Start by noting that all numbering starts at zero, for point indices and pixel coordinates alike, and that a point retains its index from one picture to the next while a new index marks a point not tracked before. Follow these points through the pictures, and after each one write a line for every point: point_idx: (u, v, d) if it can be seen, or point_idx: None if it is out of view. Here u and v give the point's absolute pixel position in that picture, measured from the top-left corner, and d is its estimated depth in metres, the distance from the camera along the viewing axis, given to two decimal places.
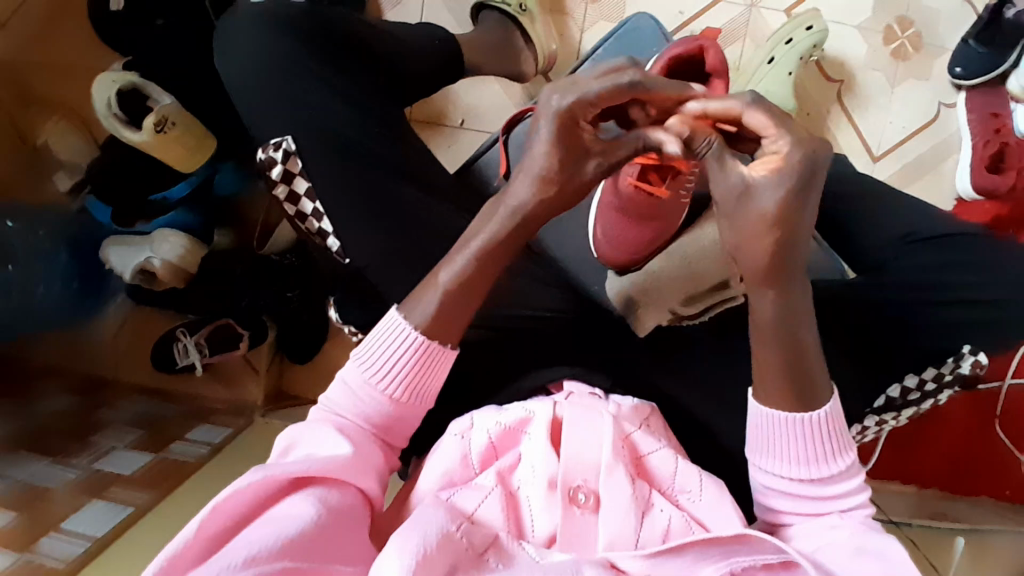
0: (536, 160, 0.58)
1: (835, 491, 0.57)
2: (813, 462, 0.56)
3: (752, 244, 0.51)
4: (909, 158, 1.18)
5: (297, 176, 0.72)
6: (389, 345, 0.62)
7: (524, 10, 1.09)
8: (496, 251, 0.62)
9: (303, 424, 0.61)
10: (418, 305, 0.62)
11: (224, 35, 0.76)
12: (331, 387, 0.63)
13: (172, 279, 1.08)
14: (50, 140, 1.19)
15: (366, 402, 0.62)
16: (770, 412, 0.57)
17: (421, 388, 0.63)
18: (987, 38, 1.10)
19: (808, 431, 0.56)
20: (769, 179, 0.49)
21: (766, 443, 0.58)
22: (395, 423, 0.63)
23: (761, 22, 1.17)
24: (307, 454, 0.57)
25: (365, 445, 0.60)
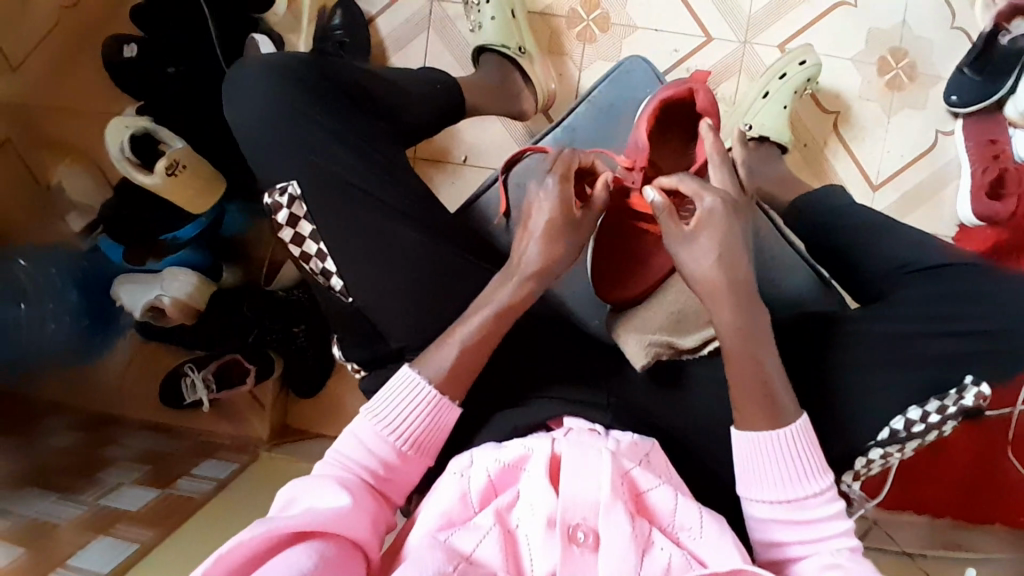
0: (538, 222, 0.69)
1: (821, 516, 0.63)
2: (796, 487, 0.63)
3: (708, 278, 0.64)
4: (908, 187, 1.19)
5: (301, 219, 0.74)
6: (401, 401, 0.66)
7: (523, 52, 1.12)
8: (509, 313, 0.68)
9: (306, 478, 0.62)
10: (432, 359, 0.67)
11: (234, 83, 0.79)
12: (339, 439, 0.66)
13: (183, 315, 1.09)
14: (62, 182, 1.22)
15: (373, 456, 0.64)
16: (748, 435, 0.64)
17: (426, 442, 0.66)
18: (980, 66, 1.12)
19: (784, 453, 0.63)
20: (708, 227, 0.65)
21: (753, 471, 0.64)
22: (397, 476, 0.65)
23: (755, 58, 1.20)
24: (308, 507, 0.58)
25: (365, 498, 0.61)
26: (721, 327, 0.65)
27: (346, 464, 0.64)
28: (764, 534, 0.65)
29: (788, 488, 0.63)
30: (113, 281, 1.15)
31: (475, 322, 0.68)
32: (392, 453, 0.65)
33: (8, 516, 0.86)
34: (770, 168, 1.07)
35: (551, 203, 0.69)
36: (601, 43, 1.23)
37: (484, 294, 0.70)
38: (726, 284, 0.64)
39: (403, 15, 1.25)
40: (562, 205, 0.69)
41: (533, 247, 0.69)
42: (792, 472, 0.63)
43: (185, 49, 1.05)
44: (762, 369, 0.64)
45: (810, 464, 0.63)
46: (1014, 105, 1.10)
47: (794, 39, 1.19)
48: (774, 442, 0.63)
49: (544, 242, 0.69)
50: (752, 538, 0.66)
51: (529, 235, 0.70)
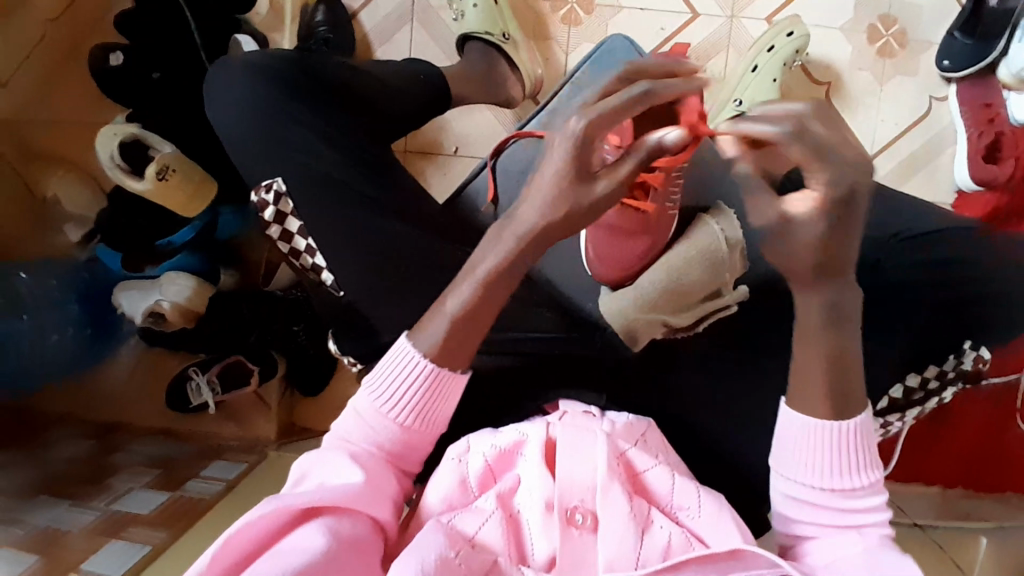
0: (547, 181, 0.58)
1: (856, 506, 0.58)
2: (838, 474, 0.58)
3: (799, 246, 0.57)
4: (904, 156, 1.18)
5: (289, 215, 0.74)
6: (399, 374, 0.63)
7: (507, 38, 1.11)
8: (491, 287, 0.62)
9: (315, 453, 0.62)
10: (428, 331, 0.64)
11: (217, 83, 0.79)
12: (343, 417, 0.65)
13: (181, 319, 1.09)
14: (56, 193, 1.22)
15: (376, 431, 0.63)
16: (808, 419, 0.58)
17: (429, 415, 0.63)
18: (971, 29, 1.11)
19: (840, 440, 0.57)
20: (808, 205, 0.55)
21: (792, 451, 0.59)
22: (404, 450, 0.64)
23: (742, 32, 1.19)
24: (319, 482, 0.59)
25: (376, 471, 0.61)
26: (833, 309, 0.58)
27: (349, 439, 0.63)
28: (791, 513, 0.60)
29: (827, 475, 0.58)
30: (112, 289, 1.15)
31: (459, 296, 0.62)
32: (394, 428, 0.63)
33: (23, 525, 0.87)
34: None
35: (566, 157, 0.57)
36: (587, 25, 1.22)
37: (474, 258, 0.64)
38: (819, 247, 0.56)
39: (386, 8, 1.24)
40: (578, 162, 0.57)
41: (535, 207, 0.59)
42: (841, 460, 0.58)
43: (168, 54, 1.05)
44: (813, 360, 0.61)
45: (861, 456, 0.58)
46: (1007, 68, 1.08)
47: (781, 11, 1.18)
48: (834, 429, 0.57)
49: (546, 200, 0.58)
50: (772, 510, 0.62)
51: (534, 192, 0.60)
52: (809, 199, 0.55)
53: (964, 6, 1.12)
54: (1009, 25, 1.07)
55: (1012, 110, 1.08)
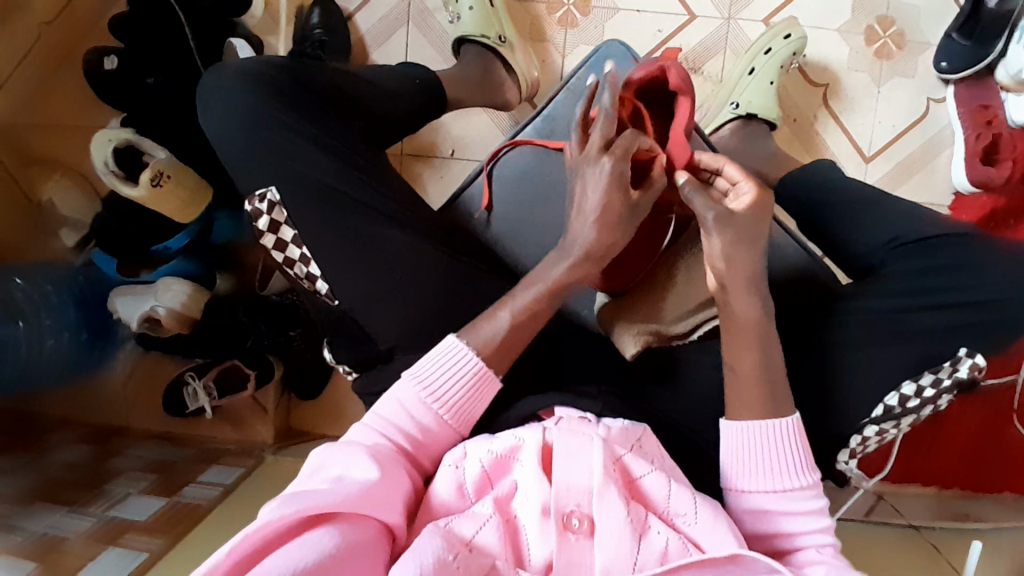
0: (594, 198, 0.68)
1: (805, 510, 0.63)
2: (786, 479, 0.63)
3: (738, 256, 0.66)
4: (902, 157, 1.19)
5: (282, 224, 0.74)
6: (443, 367, 0.65)
7: (503, 41, 1.11)
8: (546, 301, 0.69)
9: (337, 445, 0.61)
10: (480, 331, 0.67)
11: (210, 89, 0.78)
12: (380, 402, 0.65)
13: (177, 326, 1.08)
14: (51, 198, 1.20)
15: (413, 420, 0.64)
16: (743, 424, 0.65)
17: (466, 412, 0.65)
18: (969, 31, 1.10)
19: (778, 441, 0.64)
20: (748, 210, 0.67)
21: (740, 460, 0.65)
22: (432, 442, 0.64)
23: (739, 34, 1.19)
24: (337, 475, 0.58)
25: (396, 470, 0.60)
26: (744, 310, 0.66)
27: (384, 424, 0.64)
28: (756, 522, 0.64)
29: (775, 480, 0.63)
30: (109, 295, 1.14)
31: (492, 327, 0.67)
32: (431, 420, 0.64)
33: (20, 531, 0.87)
34: (759, 148, 1.06)
35: (605, 180, 0.68)
36: (583, 27, 1.21)
37: (536, 271, 0.70)
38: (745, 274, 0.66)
39: (381, 10, 1.24)
40: (616, 182, 0.67)
41: (589, 225, 0.68)
42: (782, 465, 0.64)
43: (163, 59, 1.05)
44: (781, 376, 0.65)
45: (797, 458, 0.64)
46: (1005, 69, 1.07)
47: (779, 13, 1.18)
48: (770, 431, 0.64)
49: (599, 222, 0.68)
50: (742, 529, 0.65)
51: (583, 214, 0.69)
52: (745, 195, 0.68)
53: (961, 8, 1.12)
54: (1009, 26, 1.06)
55: (1010, 112, 1.08)
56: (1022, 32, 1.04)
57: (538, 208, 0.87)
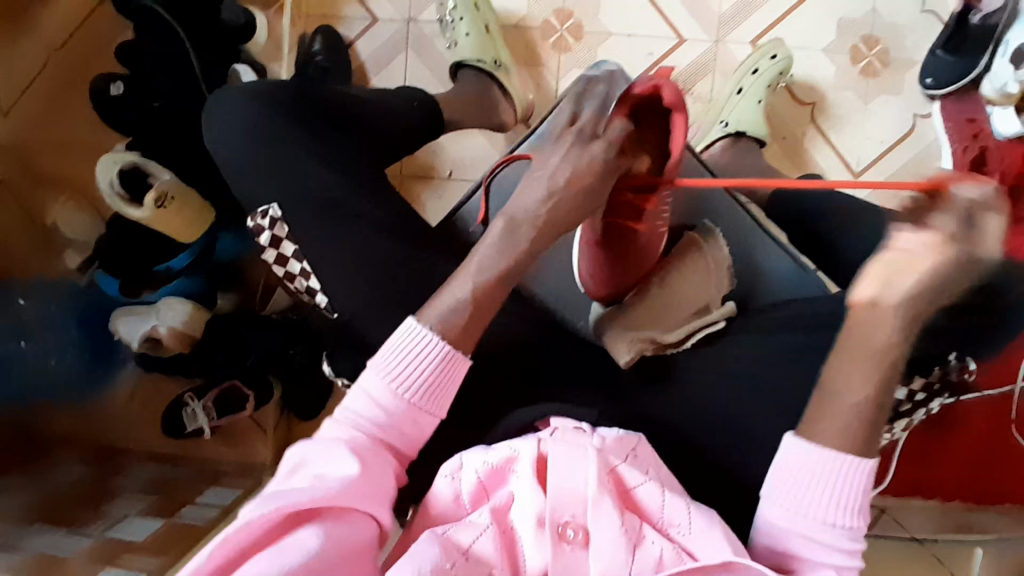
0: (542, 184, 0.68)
1: (833, 545, 0.59)
2: (831, 512, 0.59)
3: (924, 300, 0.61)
4: (893, 169, 1.21)
5: (284, 239, 0.76)
6: (407, 353, 0.63)
7: (499, 65, 1.15)
8: (497, 287, 0.66)
9: (314, 442, 0.61)
10: (440, 309, 0.65)
11: (217, 111, 0.81)
12: (352, 396, 0.64)
13: (178, 344, 1.10)
14: (56, 221, 1.22)
15: (383, 411, 0.62)
16: (806, 445, 0.60)
17: (436, 397, 0.64)
18: (953, 47, 1.13)
19: (834, 475, 0.59)
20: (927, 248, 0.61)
21: (790, 481, 0.60)
22: (406, 430, 0.63)
23: (728, 55, 1.22)
24: (316, 473, 0.58)
25: (373, 461, 0.60)
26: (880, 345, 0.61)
27: (357, 417, 0.63)
28: (775, 539, 0.61)
29: (821, 510, 0.59)
30: (111, 314, 1.15)
31: (456, 296, 0.65)
32: (402, 408, 0.63)
33: (17, 550, 0.86)
34: (749, 165, 1.09)
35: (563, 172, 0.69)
36: (577, 51, 1.25)
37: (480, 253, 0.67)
38: (903, 316, 0.61)
39: (382, 37, 1.28)
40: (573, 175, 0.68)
41: (535, 206, 0.68)
42: (828, 497, 0.59)
43: (169, 84, 1.08)
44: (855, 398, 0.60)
45: (848, 496, 0.59)
46: (990, 84, 1.08)
47: (765, 34, 1.22)
48: (829, 463, 0.59)
49: (544, 207, 0.68)
50: (756, 538, 0.63)
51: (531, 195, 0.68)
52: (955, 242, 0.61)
53: (945, 25, 1.16)
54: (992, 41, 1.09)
55: (997, 125, 1.07)
56: (1005, 48, 1.05)
57: None
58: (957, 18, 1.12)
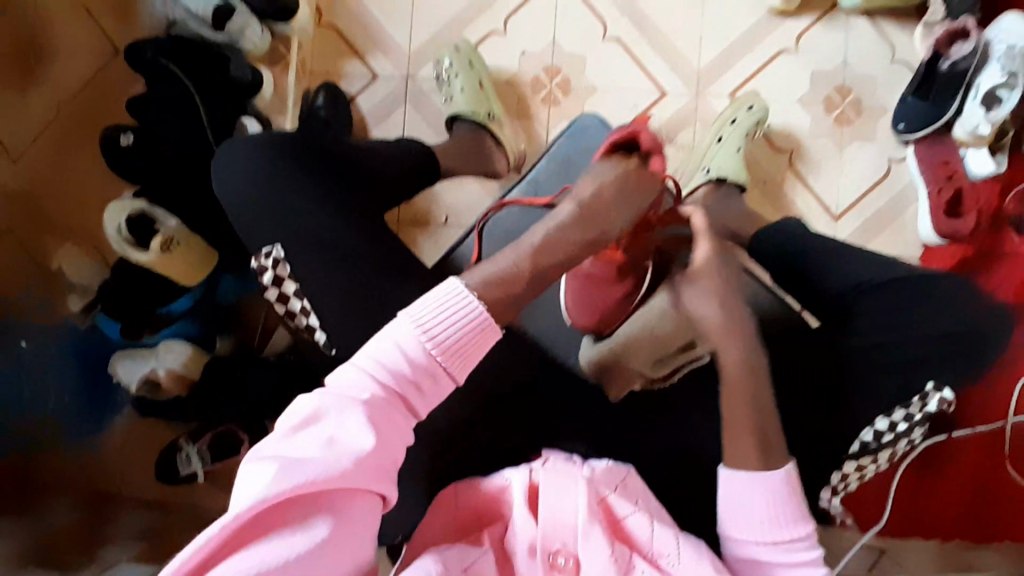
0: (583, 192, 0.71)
1: (799, 561, 0.64)
2: (775, 529, 0.65)
3: (734, 315, 0.73)
4: (869, 214, 1.28)
5: (286, 278, 0.80)
6: (440, 308, 0.60)
7: (492, 117, 1.22)
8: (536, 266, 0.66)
9: (331, 393, 0.58)
10: (482, 273, 0.64)
11: (225, 160, 0.86)
12: (375, 343, 0.60)
13: (176, 386, 1.14)
14: (60, 266, 1.21)
15: (409, 365, 0.59)
16: (738, 474, 0.66)
17: (464, 357, 0.61)
18: (924, 93, 1.21)
19: (770, 494, 0.65)
20: (711, 268, 0.75)
21: (734, 510, 0.66)
22: (428, 388, 0.60)
23: (707, 107, 1.30)
24: (329, 438, 0.55)
25: (390, 424, 0.57)
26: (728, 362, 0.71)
27: (377, 368, 0.59)
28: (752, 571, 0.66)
29: (767, 530, 0.64)
30: (111, 357, 1.17)
31: (498, 264, 0.64)
32: (427, 364, 0.59)
33: None
34: (731, 208, 1.14)
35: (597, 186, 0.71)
36: (564, 105, 1.33)
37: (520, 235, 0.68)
38: (728, 326, 0.72)
39: (381, 92, 1.35)
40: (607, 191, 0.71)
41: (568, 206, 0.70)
42: (774, 517, 0.65)
43: (178, 136, 1.14)
44: (760, 412, 0.69)
45: (789, 510, 0.65)
46: (962, 127, 1.14)
47: (742, 87, 1.30)
48: (761, 484, 0.65)
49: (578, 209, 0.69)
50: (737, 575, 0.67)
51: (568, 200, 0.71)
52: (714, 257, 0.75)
53: (917, 71, 1.22)
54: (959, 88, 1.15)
55: (970, 165, 1.16)
56: (975, 93, 1.11)
57: None
58: (927, 65, 1.19)
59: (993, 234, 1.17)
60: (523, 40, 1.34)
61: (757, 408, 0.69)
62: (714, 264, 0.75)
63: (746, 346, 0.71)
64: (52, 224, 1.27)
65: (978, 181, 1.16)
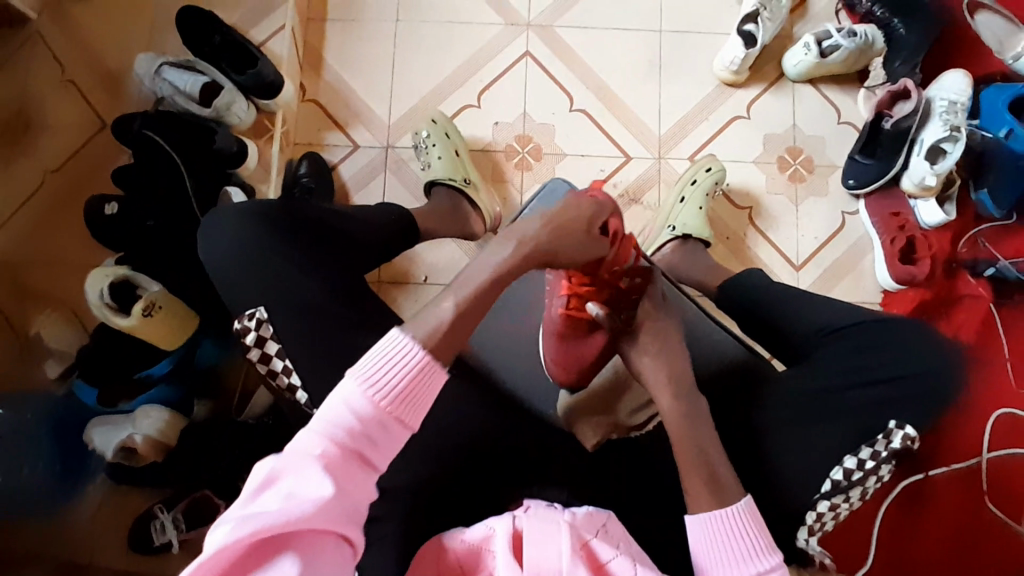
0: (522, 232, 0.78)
1: None
2: (745, 564, 0.69)
3: (672, 368, 0.82)
4: (827, 263, 1.35)
5: (269, 339, 0.81)
6: (385, 361, 0.65)
7: (468, 182, 1.28)
8: (475, 303, 0.73)
9: (286, 453, 0.60)
10: (419, 324, 0.70)
11: (212, 231, 0.89)
12: (323, 405, 0.64)
13: (153, 452, 1.13)
14: (41, 330, 1.23)
15: (357, 417, 0.63)
16: (706, 513, 0.72)
17: (412, 403, 0.66)
18: (869, 151, 1.32)
19: (737, 528, 0.70)
20: (654, 327, 0.84)
21: (706, 552, 0.70)
22: (379, 436, 0.64)
23: (670, 169, 1.39)
24: (290, 491, 0.57)
25: (348, 472, 0.61)
26: (665, 410, 0.79)
27: (326, 425, 0.62)
28: None
29: (738, 567, 0.68)
30: (86, 425, 1.15)
31: (436, 313, 0.71)
32: (375, 413, 0.64)
33: None
34: (697, 262, 1.21)
35: (533, 228, 0.78)
36: (537, 169, 1.41)
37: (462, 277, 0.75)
38: (668, 379, 0.81)
39: (362, 161, 1.42)
40: (549, 230, 0.79)
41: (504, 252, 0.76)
42: (746, 550, 0.69)
43: (165, 205, 1.17)
44: (703, 449, 0.76)
45: (758, 542, 0.70)
46: (909, 179, 1.28)
47: (702, 150, 1.40)
48: (728, 519, 0.71)
49: (514, 249, 0.77)
50: None
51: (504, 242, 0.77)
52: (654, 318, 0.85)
53: (861, 132, 1.34)
54: (903, 146, 1.29)
55: (922, 215, 1.29)
56: (919, 147, 1.27)
57: (502, 317, 0.97)
58: (871, 125, 1.30)
59: (948, 279, 1.28)
60: (497, 111, 1.43)
61: (700, 447, 0.76)
62: (658, 322, 0.85)
63: (685, 401, 0.79)
64: (25, 293, 1.25)
65: (929, 229, 1.30)
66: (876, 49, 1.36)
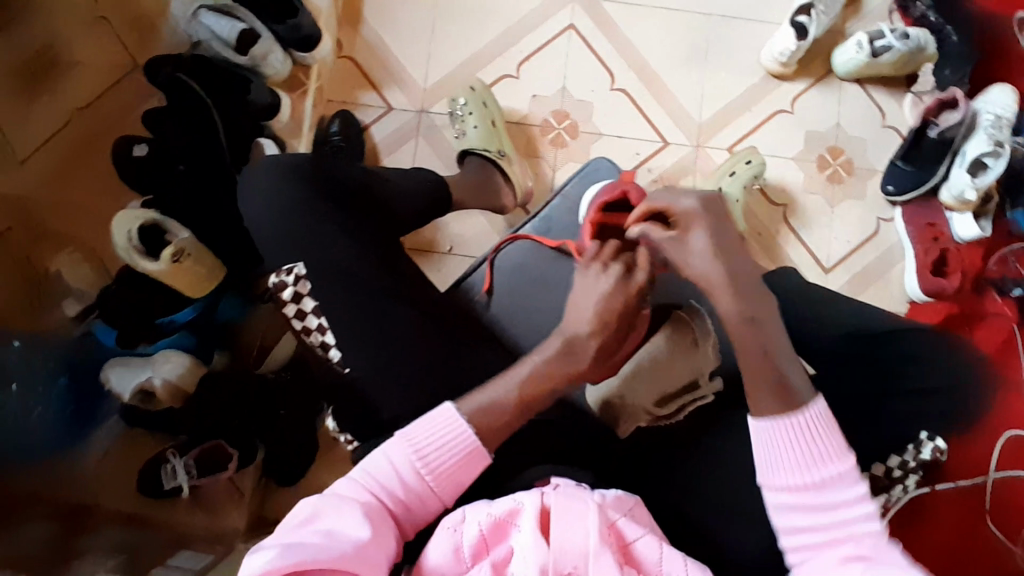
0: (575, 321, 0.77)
1: (837, 502, 0.67)
2: (813, 475, 0.67)
3: (740, 273, 0.72)
4: (857, 269, 1.33)
5: (305, 295, 0.81)
6: (433, 431, 0.69)
7: (502, 155, 1.26)
8: (526, 394, 0.73)
9: (330, 497, 0.65)
10: (474, 400, 0.72)
11: (249, 183, 0.88)
12: (371, 460, 0.69)
13: (170, 399, 1.14)
14: (59, 268, 1.18)
15: (400, 479, 0.68)
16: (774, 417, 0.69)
17: (451, 479, 0.69)
18: (911, 158, 1.29)
19: (806, 435, 0.68)
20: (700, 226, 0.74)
21: (773, 459, 0.69)
22: (417, 502, 0.69)
23: (707, 158, 1.37)
24: (329, 528, 0.62)
25: (383, 526, 0.65)
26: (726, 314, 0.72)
27: (372, 482, 0.68)
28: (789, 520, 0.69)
29: (801, 475, 0.67)
30: (104, 365, 1.16)
31: (493, 394, 0.72)
32: (415, 480, 0.68)
33: None
34: None
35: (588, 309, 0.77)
36: (571, 147, 1.38)
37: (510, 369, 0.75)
38: (725, 277, 0.72)
39: (395, 123, 1.40)
40: (604, 312, 0.76)
41: (554, 342, 0.76)
42: (811, 459, 0.67)
43: (196, 149, 1.15)
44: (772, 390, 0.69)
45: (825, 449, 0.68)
46: (949, 191, 1.25)
47: (741, 142, 1.37)
48: (798, 425, 0.68)
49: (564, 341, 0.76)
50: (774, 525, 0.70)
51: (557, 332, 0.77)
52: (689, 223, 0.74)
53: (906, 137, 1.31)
54: (945, 156, 1.26)
55: (955, 228, 1.27)
56: (963, 159, 1.23)
57: (534, 295, 0.94)
58: (917, 131, 1.27)
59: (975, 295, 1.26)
60: (534, 84, 1.40)
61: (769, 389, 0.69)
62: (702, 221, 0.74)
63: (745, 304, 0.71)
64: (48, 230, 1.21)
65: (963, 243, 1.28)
66: (925, 55, 1.31)
